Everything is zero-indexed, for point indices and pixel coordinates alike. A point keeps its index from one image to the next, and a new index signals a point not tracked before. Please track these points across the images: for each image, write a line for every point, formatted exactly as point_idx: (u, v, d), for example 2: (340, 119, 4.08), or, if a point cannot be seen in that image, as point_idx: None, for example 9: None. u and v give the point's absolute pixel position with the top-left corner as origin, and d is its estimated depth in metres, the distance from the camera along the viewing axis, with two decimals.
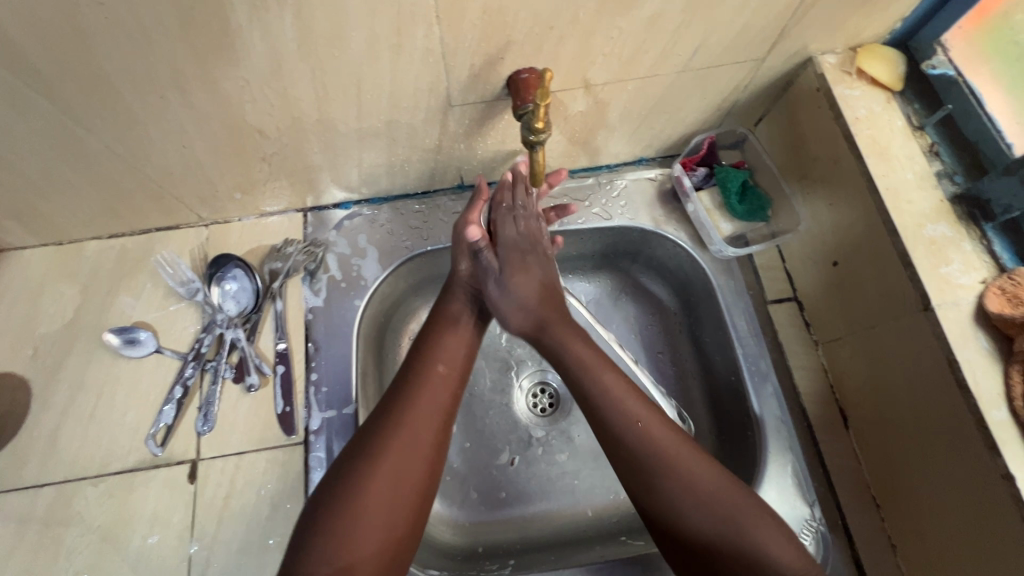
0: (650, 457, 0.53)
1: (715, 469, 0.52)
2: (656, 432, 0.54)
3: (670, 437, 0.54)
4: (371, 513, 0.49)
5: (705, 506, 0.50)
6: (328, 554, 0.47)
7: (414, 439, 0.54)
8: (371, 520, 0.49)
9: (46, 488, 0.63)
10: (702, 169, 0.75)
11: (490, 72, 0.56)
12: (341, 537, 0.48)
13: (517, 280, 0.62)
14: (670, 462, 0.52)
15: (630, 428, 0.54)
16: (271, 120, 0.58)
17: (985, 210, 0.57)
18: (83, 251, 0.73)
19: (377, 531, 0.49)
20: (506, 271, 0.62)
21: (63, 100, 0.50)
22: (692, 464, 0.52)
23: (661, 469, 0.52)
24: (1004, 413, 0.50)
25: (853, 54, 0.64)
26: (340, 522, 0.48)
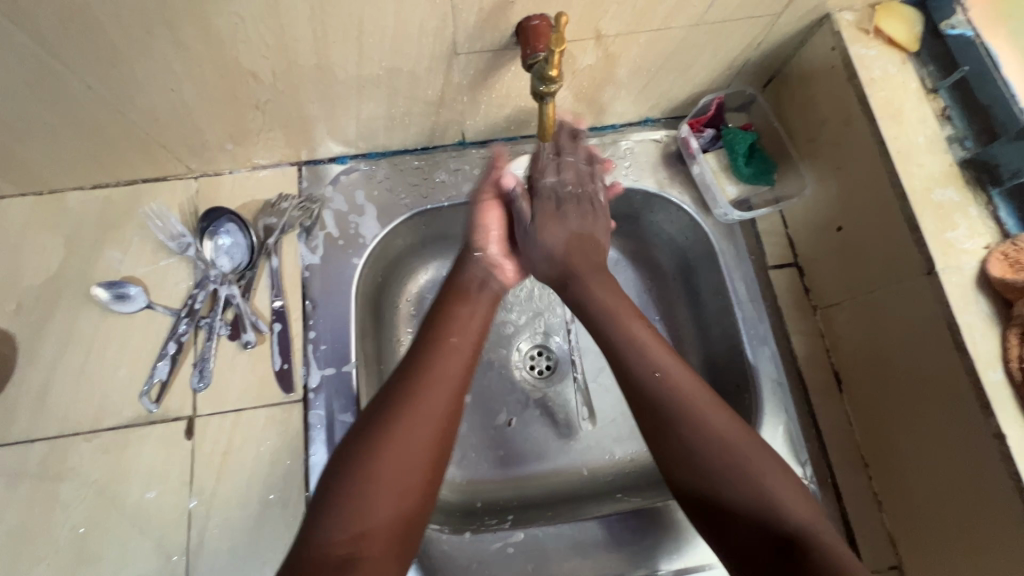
0: (705, 448, 0.52)
1: (784, 477, 0.51)
2: (719, 425, 0.52)
3: (735, 435, 0.52)
4: (388, 478, 0.50)
5: (712, 445, 0.52)
6: (343, 521, 0.47)
7: (429, 408, 0.54)
8: (388, 487, 0.49)
9: (39, 443, 0.62)
10: (709, 130, 0.74)
11: (499, 17, 0.54)
12: (358, 503, 0.48)
13: (546, 232, 0.65)
14: (734, 464, 0.51)
15: (677, 405, 0.53)
16: (266, 63, 0.55)
17: (992, 175, 0.57)
18: (65, 202, 0.70)
19: (390, 497, 0.49)
20: (532, 231, 0.65)
21: (43, 33, 0.47)
22: (762, 465, 0.51)
23: (722, 464, 0.51)
24: (999, 373, 0.51)
25: (871, 11, 0.62)
26: (355, 485, 0.49)
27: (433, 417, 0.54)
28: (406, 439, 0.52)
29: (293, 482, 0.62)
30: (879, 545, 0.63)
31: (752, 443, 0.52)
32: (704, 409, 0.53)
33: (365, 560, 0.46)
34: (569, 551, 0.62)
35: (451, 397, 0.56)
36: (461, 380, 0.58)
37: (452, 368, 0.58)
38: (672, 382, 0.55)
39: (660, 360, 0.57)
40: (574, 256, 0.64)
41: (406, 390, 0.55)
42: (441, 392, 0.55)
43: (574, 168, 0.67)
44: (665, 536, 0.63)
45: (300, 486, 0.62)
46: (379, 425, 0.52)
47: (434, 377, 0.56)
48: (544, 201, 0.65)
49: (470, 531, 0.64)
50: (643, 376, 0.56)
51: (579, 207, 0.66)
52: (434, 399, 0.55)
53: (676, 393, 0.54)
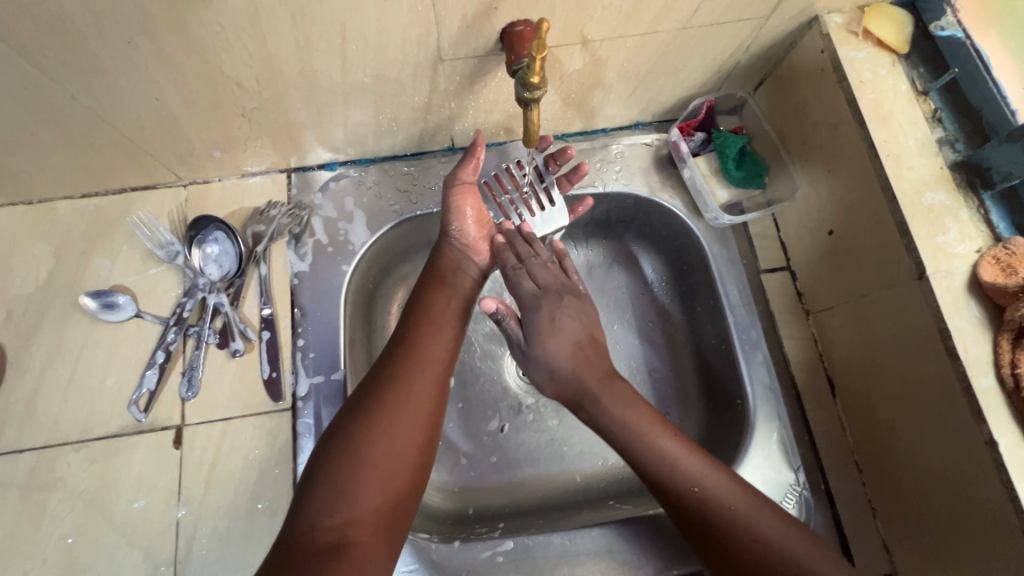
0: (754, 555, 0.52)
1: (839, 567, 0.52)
2: (764, 528, 0.53)
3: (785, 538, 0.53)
4: (376, 465, 0.49)
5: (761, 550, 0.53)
6: (331, 505, 0.47)
7: (414, 395, 0.54)
8: (376, 472, 0.49)
9: (27, 453, 0.62)
10: (700, 134, 0.73)
11: (483, 23, 0.53)
12: (345, 487, 0.48)
13: (548, 348, 0.62)
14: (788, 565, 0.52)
15: (720, 515, 0.54)
16: (250, 71, 0.55)
17: (984, 178, 0.56)
18: (54, 211, 0.70)
19: (379, 484, 0.49)
20: (530, 351, 0.63)
21: (23, 44, 0.47)
22: (817, 563, 0.52)
23: (775, 568, 0.52)
24: (990, 380, 0.51)
25: (860, 13, 0.62)
26: (342, 472, 0.49)
27: (419, 400, 0.54)
28: (394, 425, 0.52)
29: (281, 491, 0.62)
30: (873, 552, 0.62)
31: (799, 539, 0.53)
32: (741, 510, 0.54)
33: (354, 544, 0.46)
34: (559, 559, 0.62)
35: (436, 383, 0.56)
36: (445, 366, 0.58)
37: (436, 355, 0.58)
38: (712, 491, 0.55)
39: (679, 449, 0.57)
40: (579, 372, 0.61)
41: (390, 375, 0.55)
42: (425, 375, 0.56)
43: (546, 268, 0.67)
44: (658, 544, 0.62)
45: (288, 496, 0.62)
46: (365, 411, 0.52)
47: (418, 361, 0.56)
48: (536, 317, 0.63)
49: (460, 539, 0.64)
50: (681, 486, 0.55)
51: (568, 312, 0.64)
52: (418, 385, 0.55)
53: (719, 512, 0.54)
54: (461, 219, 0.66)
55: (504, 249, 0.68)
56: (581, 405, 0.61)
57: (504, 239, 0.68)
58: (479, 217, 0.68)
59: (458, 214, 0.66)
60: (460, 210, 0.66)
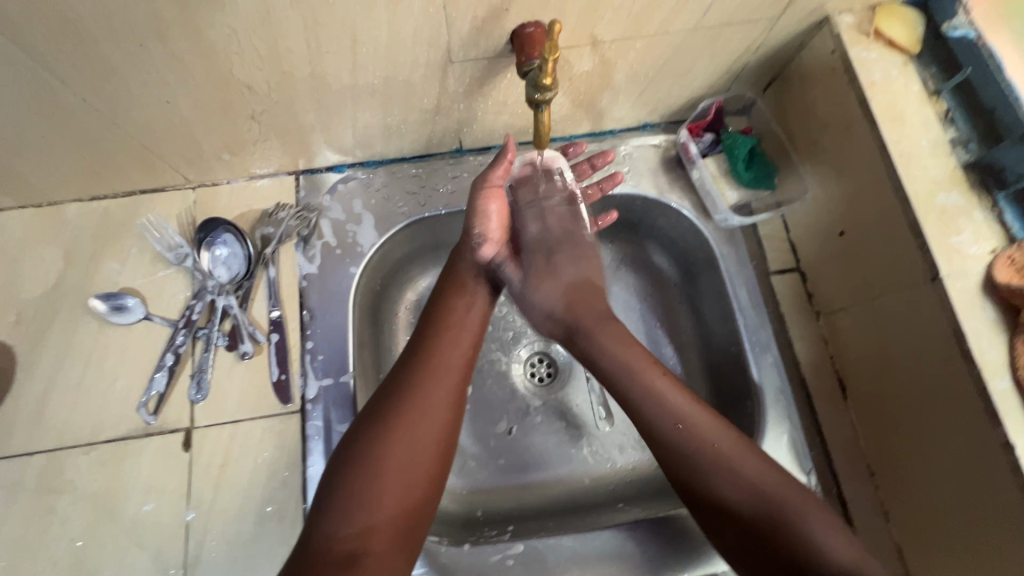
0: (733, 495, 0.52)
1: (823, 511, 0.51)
2: (747, 470, 0.53)
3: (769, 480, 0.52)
4: (392, 475, 0.50)
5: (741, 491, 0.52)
6: (348, 515, 0.48)
7: (430, 403, 0.54)
8: (393, 481, 0.50)
9: (37, 456, 0.62)
10: (709, 135, 0.73)
11: (493, 25, 0.53)
12: (363, 496, 0.48)
13: (542, 288, 0.63)
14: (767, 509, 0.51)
15: (704, 452, 0.54)
16: (260, 74, 0.55)
17: (998, 178, 0.56)
18: (64, 214, 0.70)
19: (395, 493, 0.49)
20: (526, 292, 0.64)
21: (35, 47, 0.47)
22: (801, 511, 0.50)
23: (752, 508, 0.51)
24: (1007, 382, 0.50)
25: (872, 13, 0.61)
26: (360, 480, 0.49)
27: (436, 411, 0.54)
28: (411, 436, 0.52)
29: (291, 494, 0.62)
30: (887, 557, 0.62)
31: (783, 482, 0.52)
32: (727, 451, 0.54)
33: (372, 555, 0.47)
34: (569, 562, 0.61)
35: (452, 390, 0.56)
36: (462, 371, 0.58)
37: (452, 361, 0.58)
38: (695, 430, 0.55)
39: (677, 393, 0.57)
40: (572, 310, 0.63)
41: (406, 382, 0.55)
42: (442, 383, 0.55)
43: (555, 215, 0.67)
44: (670, 547, 0.62)
45: (298, 499, 0.62)
46: (382, 419, 0.52)
47: (434, 370, 0.56)
48: (532, 257, 0.65)
49: (469, 543, 0.63)
50: (665, 426, 0.55)
51: (571, 257, 0.66)
52: (435, 393, 0.55)
53: (701, 445, 0.54)
54: (484, 222, 0.65)
55: (522, 188, 0.69)
56: (573, 336, 0.62)
57: (528, 174, 0.70)
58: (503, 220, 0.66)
59: (481, 217, 0.65)
60: (484, 212, 0.65)
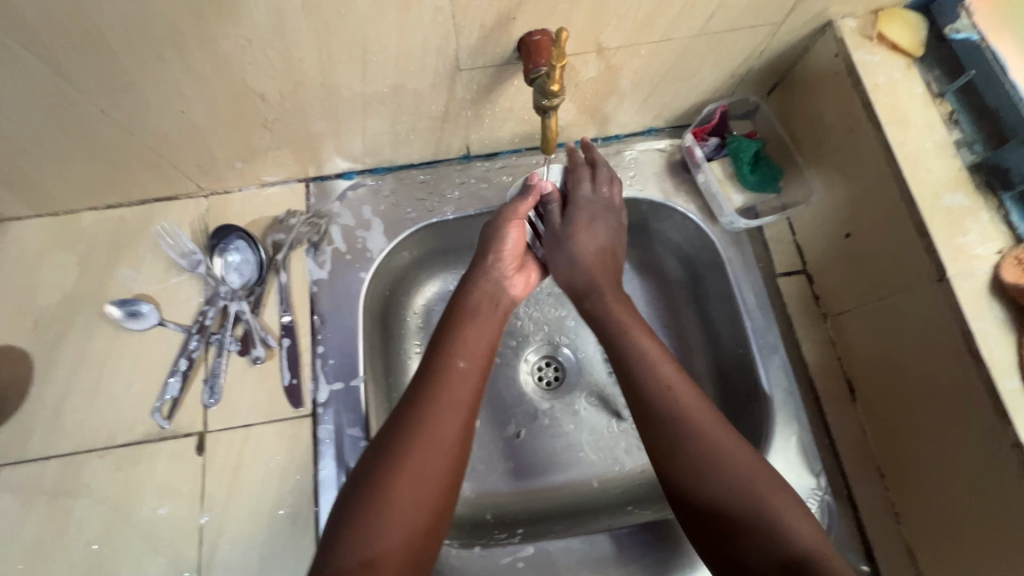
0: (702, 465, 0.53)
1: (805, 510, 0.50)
2: (721, 440, 0.53)
3: (760, 476, 0.51)
4: (396, 510, 0.50)
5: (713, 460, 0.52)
6: (352, 548, 0.48)
7: (439, 437, 0.54)
8: (397, 517, 0.49)
9: (53, 460, 0.63)
10: (713, 139, 0.73)
11: (501, 33, 0.54)
12: (367, 530, 0.48)
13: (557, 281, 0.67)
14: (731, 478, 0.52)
15: (680, 421, 0.54)
16: (273, 84, 0.56)
17: (1003, 178, 0.56)
18: (80, 222, 0.72)
19: (399, 530, 0.49)
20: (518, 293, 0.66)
21: (56, 60, 0.48)
22: (764, 484, 0.51)
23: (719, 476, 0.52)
24: (1015, 381, 0.50)
25: (874, 18, 0.62)
26: (366, 515, 0.49)
27: (443, 429, 0.54)
28: (416, 454, 0.52)
29: (303, 497, 0.63)
30: (898, 559, 0.61)
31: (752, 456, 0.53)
32: (703, 422, 0.54)
33: None
34: (578, 565, 0.62)
35: (461, 424, 0.55)
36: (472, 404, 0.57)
37: (462, 393, 0.57)
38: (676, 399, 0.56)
39: (679, 384, 0.57)
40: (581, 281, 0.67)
41: (416, 414, 0.55)
42: (451, 416, 0.55)
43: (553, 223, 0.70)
44: (680, 550, 0.62)
45: (309, 502, 0.62)
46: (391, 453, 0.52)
47: (447, 401, 0.56)
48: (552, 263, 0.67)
49: (479, 546, 0.64)
50: (649, 391, 0.57)
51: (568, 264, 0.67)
52: (444, 427, 0.54)
53: (698, 436, 0.53)
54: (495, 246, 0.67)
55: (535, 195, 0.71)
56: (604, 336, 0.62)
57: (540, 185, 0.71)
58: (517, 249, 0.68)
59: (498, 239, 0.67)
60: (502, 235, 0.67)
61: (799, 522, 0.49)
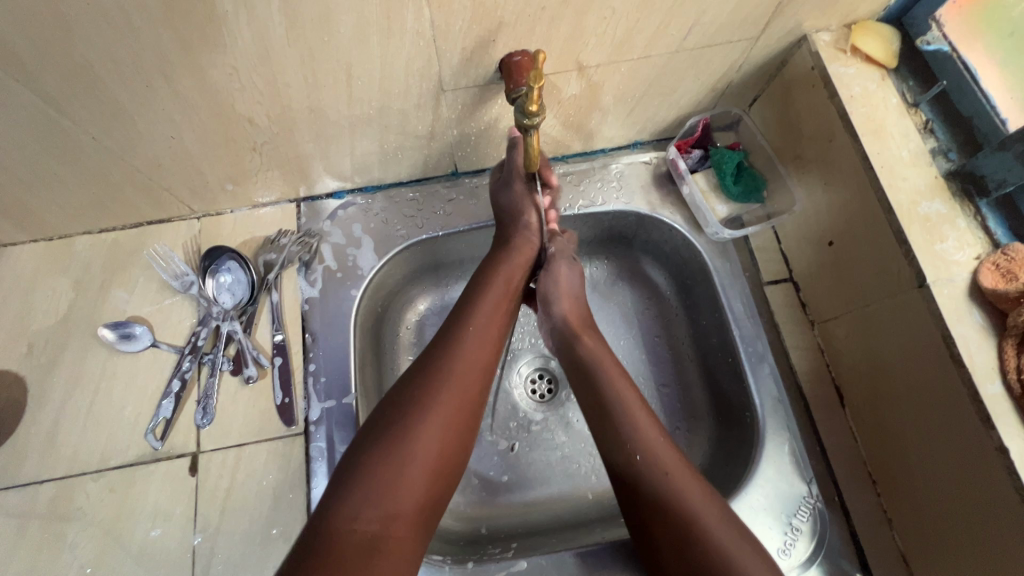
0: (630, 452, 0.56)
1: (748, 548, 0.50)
2: (651, 436, 0.57)
3: (712, 515, 0.51)
4: (418, 460, 0.50)
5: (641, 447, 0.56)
6: (370, 498, 0.47)
7: (458, 391, 0.55)
8: (417, 467, 0.50)
9: (47, 484, 0.63)
10: (697, 151, 0.75)
11: (482, 55, 0.56)
12: (384, 482, 0.48)
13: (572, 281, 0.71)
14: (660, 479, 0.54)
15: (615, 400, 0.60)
16: (260, 108, 0.57)
17: (979, 186, 0.57)
18: (73, 246, 0.73)
19: (420, 482, 0.49)
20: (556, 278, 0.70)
21: (48, 91, 0.49)
22: (686, 486, 0.53)
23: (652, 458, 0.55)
24: (998, 386, 0.51)
25: (847, 32, 0.63)
26: (383, 464, 0.49)
27: (461, 390, 0.55)
28: (425, 428, 0.51)
29: (296, 516, 0.63)
30: (892, 566, 0.61)
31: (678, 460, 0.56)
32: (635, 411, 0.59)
33: (393, 538, 0.47)
34: None
35: (477, 381, 0.57)
36: (486, 366, 0.58)
37: (479, 353, 0.58)
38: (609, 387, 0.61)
39: (644, 416, 0.58)
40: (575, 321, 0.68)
41: (433, 368, 0.56)
42: (470, 372, 0.56)
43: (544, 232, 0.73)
44: None
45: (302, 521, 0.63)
46: (411, 403, 0.53)
47: (463, 360, 0.57)
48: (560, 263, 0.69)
49: (473, 561, 0.64)
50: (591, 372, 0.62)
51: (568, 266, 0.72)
52: (467, 381, 0.56)
53: (657, 467, 0.55)
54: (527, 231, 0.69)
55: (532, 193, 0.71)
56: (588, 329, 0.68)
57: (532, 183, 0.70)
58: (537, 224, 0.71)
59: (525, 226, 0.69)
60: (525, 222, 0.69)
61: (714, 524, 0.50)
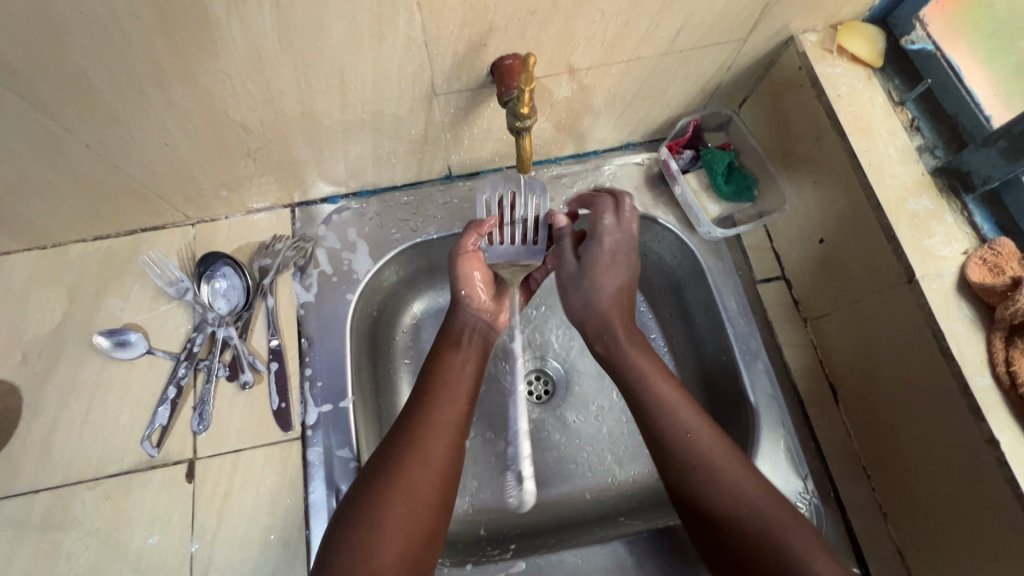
0: (677, 441, 0.58)
1: (819, 546, 0.52)
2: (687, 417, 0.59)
3: (765, 501, 0.54)
4: (390, 526, 0.52)
5: (683, 438, 0.58)
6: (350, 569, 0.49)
7: (427, 459, 0.56)
8: (392, 533, 0.51)
9: (43, 493, 0.63)
10: (688, 152, 0.76)
11: (474, 58, 0.56)
12: (362, 551, 0.50)
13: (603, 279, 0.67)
14: (709, 464, 0.56)
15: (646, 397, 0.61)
16: (254, 115, 0.58)
17: (964, 181, 0.58)
18: (67, 254, 0.72)
19: (395, 547, 0.51)
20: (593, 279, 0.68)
21: (41, 99, 0.49)
22: (737, 471, 0.56)
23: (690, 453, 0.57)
24: (987, 378, 0.52)
25: (833, 32, 0.64)
26: (358, 536, 0.51)
27: (431, 456, 0.56)
28: (390, 499, 0.53)
29: (294, 520, 0.63)
30: (887, 558, 0.61)
31: (720, 442, 0.57)
32: (674, 402, 0.60)
33: None
34: None
35: (447, 445, 0.58)
36: (459, 428, 0.60)
37: (450, 415, 0.60)
38: (645, 382, 0.62)
39: (687, 411, 0.60)
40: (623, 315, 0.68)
41: (400, 439, 0.57)
42: (438, 438, 0.58)
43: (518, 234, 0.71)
44: (672, 557, 0.62)
45: (300, 525, 0.62)
46: (383, 472, 0.55)
47: (432, 423, 0.59)
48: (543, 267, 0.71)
49: (471, 563, 0.64)
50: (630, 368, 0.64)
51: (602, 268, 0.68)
52: (434, 447, 0.57)
53: (706, 459, 0.56)
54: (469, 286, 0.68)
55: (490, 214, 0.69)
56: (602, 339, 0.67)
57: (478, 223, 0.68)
58: (488, 279, 0.70)
59: (466, 280, 0.68)
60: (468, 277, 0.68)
61: (763, 501, 0.54)
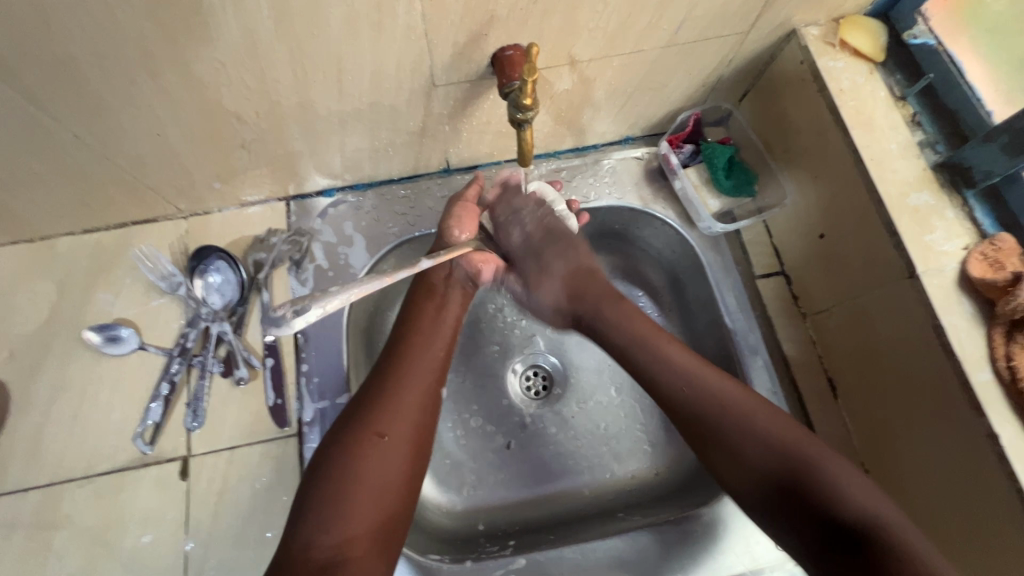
0: (682, 388, 0.58)
1: (844, 466, 0.52)
2: (677, 357, 0.60)
3: (778, 430, 0.54)
4: (365, 474, 0.51)
5: (688, 381, 0.58)
6: (326, 523, 0.48)
7: (404, 405, 0.56)
8: (366, 481, 0.50)
9: (32, 492, 0.61)
10: (688, 146, 0.75)
11: (474, 50, 0.55)
12: (338, 503, 0.49)
13: (540, 288, 0.69)
14: (721, 407, 0.56)
15: (632, 336, 0.63)
16: (249, 105, 0.56)
17: (966, 176, 0.59)
18: (55, 248, 0.71)
19: (370, 502, 0.50)
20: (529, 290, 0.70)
21: (28, 88, 0.48)
22: (748, 406, 0.56)
23: (694, 397, 0.57)
24: (987, 373, 0.52)
25: (836, 25, 0.64)
26: (333, 488, 0.50)
27: (405, 401, 0.56)
28: (366, 447, 0.52)
29: None
30: None
31: (724, 382, 0.58)
32: (669, 351, 0.61)
33: (353, 562, 0.47)
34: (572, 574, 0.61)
35: (425, 388, 0.58)
36: (438, 373, 0.60)
37: (431, 355, 0.61)
38: (632, 326, 0.64)
39: (680, 353, 0.61)
40: (574, 300, 0.68)
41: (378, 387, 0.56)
42: (414, 383, 0.57)
43: (534, 220, 0.70)
44: (672, 553, 0.62)
45: None
46: (355, 421, 0.53)
47: (409, 368, 0.58)
48: (525, 264, 0.70)
49: (471, 560, 0.63)
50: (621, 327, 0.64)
51: (557, 254, 0.70)
52: (408, 393, 0.56)
53: (713, 399, 0.57)
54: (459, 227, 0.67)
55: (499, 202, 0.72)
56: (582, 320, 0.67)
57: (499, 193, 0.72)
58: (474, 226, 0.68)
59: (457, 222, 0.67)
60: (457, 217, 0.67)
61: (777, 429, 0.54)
